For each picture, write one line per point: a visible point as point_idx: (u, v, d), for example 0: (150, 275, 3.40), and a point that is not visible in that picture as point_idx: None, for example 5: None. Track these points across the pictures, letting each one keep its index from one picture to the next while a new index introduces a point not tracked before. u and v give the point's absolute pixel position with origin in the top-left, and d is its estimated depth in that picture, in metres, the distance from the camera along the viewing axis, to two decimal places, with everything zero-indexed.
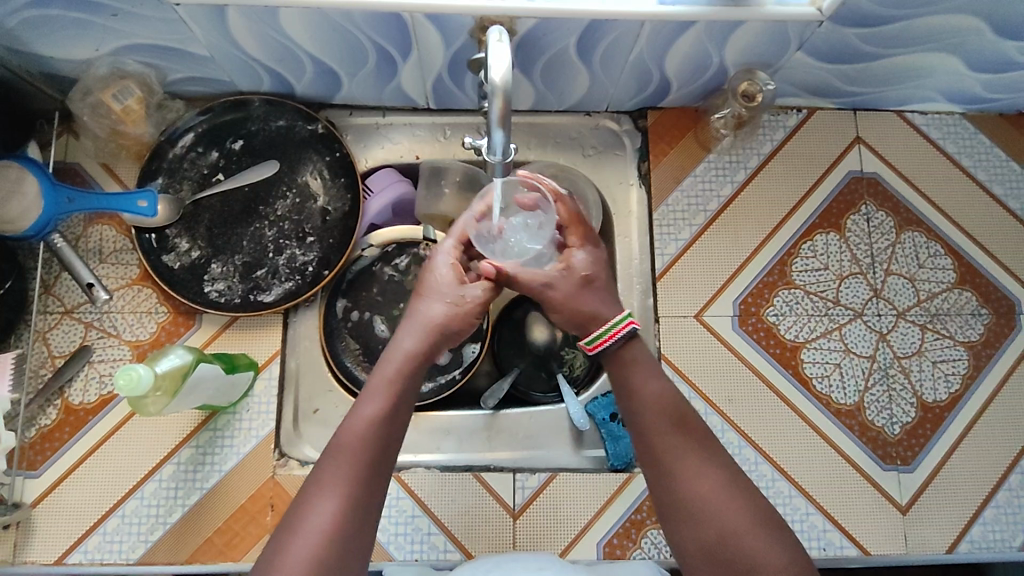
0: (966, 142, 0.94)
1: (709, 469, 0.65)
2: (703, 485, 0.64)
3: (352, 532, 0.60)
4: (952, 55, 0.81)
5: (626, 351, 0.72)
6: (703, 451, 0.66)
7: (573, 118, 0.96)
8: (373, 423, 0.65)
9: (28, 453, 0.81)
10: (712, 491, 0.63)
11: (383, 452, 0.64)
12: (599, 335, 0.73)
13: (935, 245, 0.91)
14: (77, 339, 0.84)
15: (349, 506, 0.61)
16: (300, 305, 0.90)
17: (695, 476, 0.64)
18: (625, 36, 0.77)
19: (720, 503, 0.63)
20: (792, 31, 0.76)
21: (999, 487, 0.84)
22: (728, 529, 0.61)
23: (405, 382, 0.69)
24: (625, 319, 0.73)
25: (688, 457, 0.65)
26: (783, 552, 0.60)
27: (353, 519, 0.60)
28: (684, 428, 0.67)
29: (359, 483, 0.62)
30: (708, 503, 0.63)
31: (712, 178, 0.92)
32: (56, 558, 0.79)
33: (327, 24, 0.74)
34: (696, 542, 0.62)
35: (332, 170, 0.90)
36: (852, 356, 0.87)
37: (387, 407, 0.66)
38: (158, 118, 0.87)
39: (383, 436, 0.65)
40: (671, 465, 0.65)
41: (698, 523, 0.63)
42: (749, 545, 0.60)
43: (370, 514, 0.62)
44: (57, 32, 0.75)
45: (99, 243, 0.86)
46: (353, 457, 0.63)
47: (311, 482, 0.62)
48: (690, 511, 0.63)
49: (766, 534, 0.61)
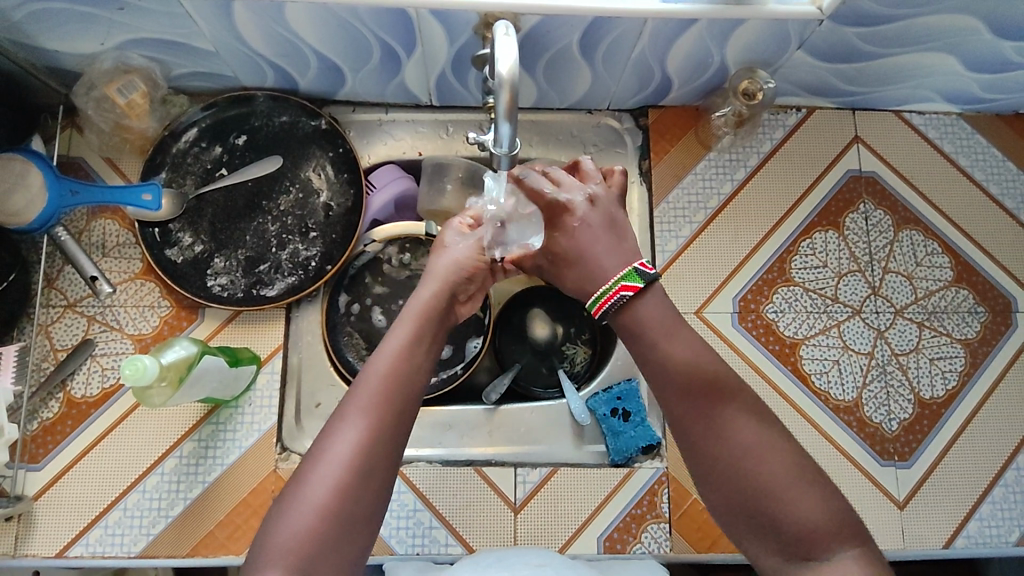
0: (963, 142, 0.95)
1: (740, 424, 0.58)
2: (737, 440, 0.58)
3: (375, 467, 0.58)
4: (949, 55, 0.82)
5: (632, 313, 0.64)
6: (734, 403, 0.59)
7: (574, 115, 0.96)
8: (399, 361, 0.63)
9: (30, 446, 0.81)
10: (744, 447, 0.57)
11: (409, 391, 0.62)
12: (597, 299, 0.65)
13: (933, 244, 0.92)
14: (80, 333, 0.84)
15: (371, 440, 0.58)
16: (302, 300, 0.90)
17: (725, 435, 0.58)
18: (628, 33, 0.77)
19: (751, 461, 0.57)
20: (792, 29, 0.77)
21: (995, 483, 0.85)
22: (762, 486, 0.56)
23: (432, 321, 0.67)
24: (622, 281, 0.64)
25: (716, 410, 0.59)
26: (822, 507, 0.55)
27: (375, 453, 0.58)
28: (710, 384, 0.60)
29: (384, 417, 0.59)
30: (740, 458, 0.57)
31: (712, 176, 0.93)
32: (58, 551, 0.79)
33: (332, 19, 0.74)
34: (726, 501, 0.57)
35: (335, 166, 0.90)
36: (850, 353, 0.88)
37: (412, 346, 0.64)
38: (162, 113, 0.88)
39: (409, 373, 0.62)
40: (701, 423, 0.59)
41: (728, 481, 0.57)
42: (785, 502, 0.55)
43: (395, 452, 0.59)
44: (64, 26, 0.75)
45: (103, 237, 0.87)
46: (374, 393, 0.60)
47: (311, 454, 0.58)
48: (720, 470, 0.57)
49: (804, 488, 0.55)
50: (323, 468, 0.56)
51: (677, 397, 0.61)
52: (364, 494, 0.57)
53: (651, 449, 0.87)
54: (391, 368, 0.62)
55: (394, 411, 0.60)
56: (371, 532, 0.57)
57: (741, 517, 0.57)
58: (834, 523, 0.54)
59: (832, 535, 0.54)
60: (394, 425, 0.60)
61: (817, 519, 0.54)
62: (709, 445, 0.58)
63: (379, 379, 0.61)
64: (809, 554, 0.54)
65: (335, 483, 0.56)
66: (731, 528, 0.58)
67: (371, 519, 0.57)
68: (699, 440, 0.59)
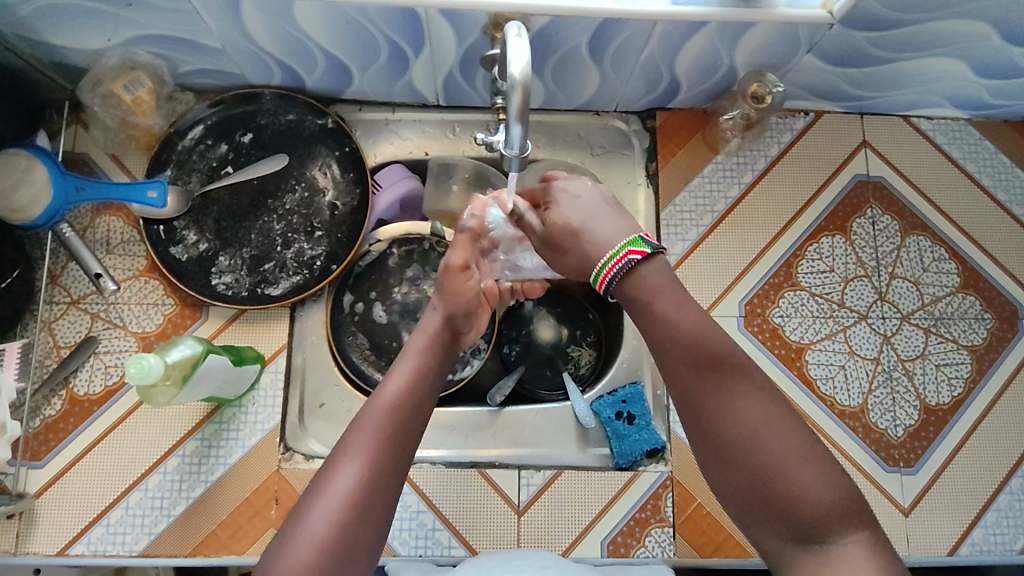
0: (971, 148, 0.95)
1: (747, 400, 0.56)
2: (744, 418, 0.55)
3: (376, 501, 0.58)
4: (959, 60, 0.82)
5: (638, 276, 0.62)
6: (742, 380, 0.57)
7: (582, 117, 0.96)
8: (404, 396, 0.64)
9: (32, 443, 0.81)
10: (751, 426, 0.55)
11: (410, 427, 0.63)
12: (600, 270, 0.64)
13: (940, 249, 0.91)
14: (83, 330, 0.84)
15: (373, 474, 0.59)
16: (307, 299, 0.90)
17: (732, 413, 0.56)
18: (638, 35, 0.77)
19: (759, 441, 0.54)
20: (802, 33, 0.77)
21: (1000, 491, 0.85)
22: (772, 465, 0.53)
23: (433, 358, 0.68)
24: (623, 249, 0.63)
25: (724, 386, 0.57)
26: (833, 489, 0.53)
27: (376, 488, 0.58)
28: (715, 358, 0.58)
29: (386, 451, 0.60)
30: (748, 437, 0.55)
31: (719, 179, 0.92)
32: (59, 548, 0.78)
33: (340, 17, 0.74)
34: (733, 483, 0.55)
35: (341, 165, 0.89)
36: (856, 358, 0.88)
37: (415, 382, 0.65)
38: (169, 110, 0.87)
39: (411, 409, 0.64)
40: (708, 401, 0.57)
41: (736, 461, 0.55)
42: (795, 484, 0.53)
43: (395, 486, 0.60)
44: (71, 21, 0.75)
45: (107, 234, 0.86)
46: (378, 428, 0.61)
47: (318, 481, 0.58)
48: (727, 449, 0.55)
49: (815, 470, 0.53)
50: (328, 500, 0.57)
51: (682, 370, 0.58)
52: (365, 526, 0.57)
53: (656, 453, 0.87)
54: (394, 403, 0.63)
55: (396, 446, 0.61)
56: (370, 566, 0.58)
57: (750, 501, 0.54)
58: (846, 505, 0.52)
59: (845, 517, 0.52)
60: (397, 458, 0.61)
61: (829, 502, 0.52)
62: (717, 422, 0.56)
63: (384, 411, 0.62)
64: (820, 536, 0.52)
65: (337, 515, 0.56)
66: (741, 512, 0.56)
67: (370, 553, 0.57)
68: (705, 416, 0.57)
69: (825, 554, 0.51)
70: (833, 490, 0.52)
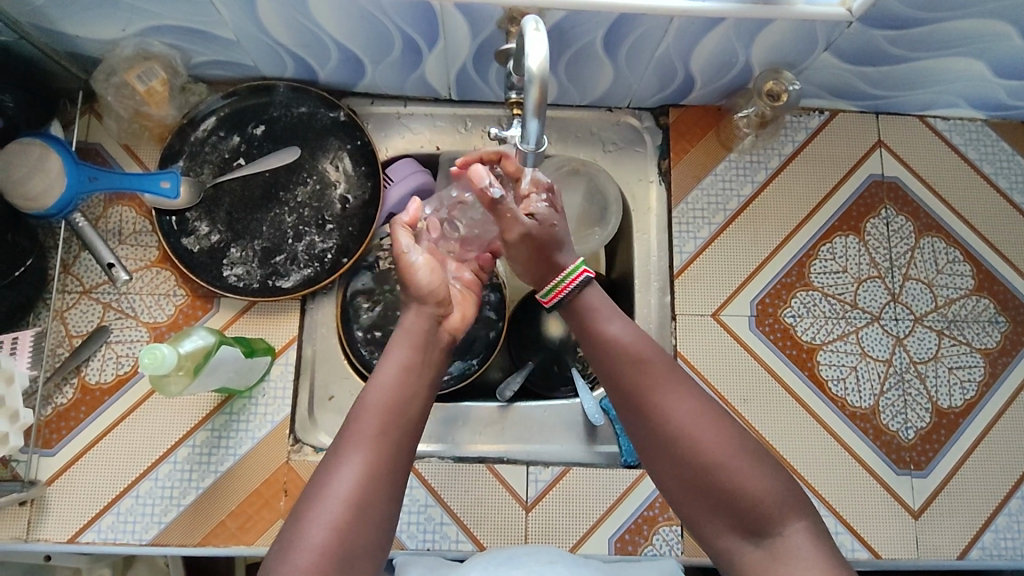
0: (988, 148, 0.94)
1: (687, 400, 0.65)
2: (682, 418, 0.64)
3: (376, 503, 0.61)
4: (978, 60, 0.81)
5: (583, 296, 0.73)
6: (681, 384, 0.67)
7: (594, 113, 0.96)
8: (393, 396, 0.66)
9: (43, 431, 0.81)
10: (692, 424, 0.64)
11: (406, 424, 0.65)
12: (554, 287, 0.73)
13: (954, 251, 0.91)
14: (95, 319, 0.84)
15: (369, 476, 0.61)
16: (317, 292, 0.90)
17: (673, 412, 0.65)
18: (653, 30, 0.76)
19: (700, 438, 0.63)
20: (821, 31, 0.76)
21: (1011, 495, 0.84)
22: (711, 461, 0.62)
23: (426, 353, 0.70)
24: (578, 268, 0.73)
25: (659, 392, 0.66)
26: (769, 479, 0.61)
27: (375, 489, 0.61)
28: (653, 363, 0.68)
29: (383, 451, 0.63)
30: (687, 436, 0.64)
31: (732, 177, 0.92)
32: (70, 536, 0.79)
33: (356, 10, 0.74)
34: (681, 479, 0.64)
35: (354, 158, 0.89)
36: (869, 359, 0.87)
37: (408, 380, 0.68)
38: (182, 101, 0.87)
39: (405, 407, 0.66)
40: (651, 402, 0.66)
41: (680, 458, 0.63)
42: (735, 475, 0.61)
43: (396, 486, 0.63)
44: (87, 11, 0.75)
45: (120, 224, 0.86)
46: (372, 429, 0.64)
47: (311, 488, 0.61)
48: (673, 447, 0.64)
49: (750, 461, 0.62)
50: (327, 503, 0.59)
51: (622, 375, 0.68)
52: (364, 528, 0.59)
53: None
54: (384, 403, 0.65)
55: (393, 445, 0.64)
56: (375, 566, 0.60)
57: (696, 493, 0.63)
58: (782, 498, 0.61)
59: (783, 505, 0.60)
60: (392, 458, 0.63)
61: (766, 491, 0.61)
62: (660, 422, 0.65)
63: (374, 413, 0.65)
64: (760, 527, 0.60)
65: (336, 519, 0.59)
66: (689, 508, 0.64)
67: (373, 553, 0.60)
68: (648, 415, 0.66)
69: (768, 543, 0.59)
70: (771, 482, 0.61)
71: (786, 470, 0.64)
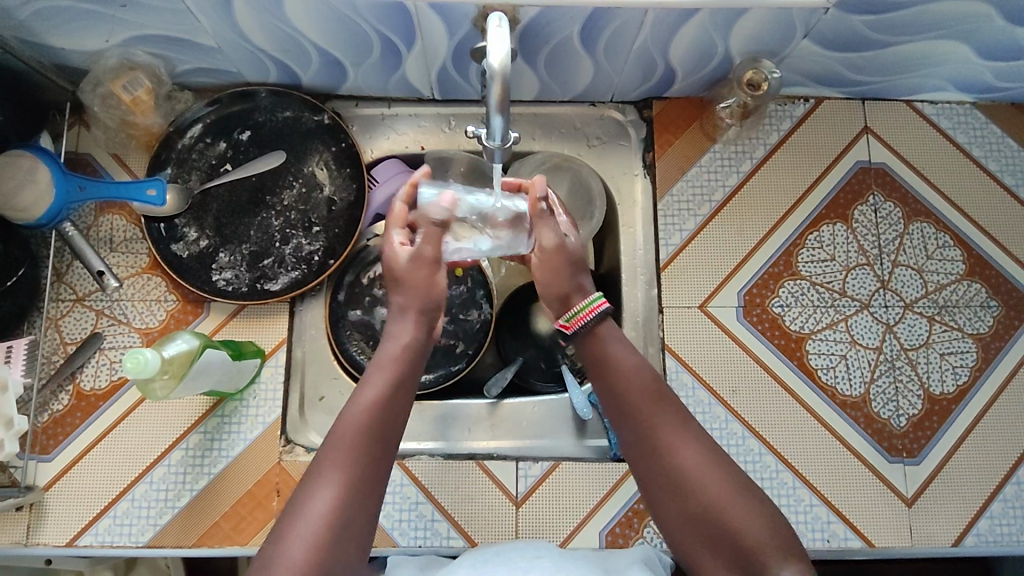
0: (977, 132, 0.93)
1: (696, 440, 0.67)
2: (687, 456, 0.66)
3: (353, 519, 0.61)
4: (961, 42, 0.80)
5: (599, 330, 0.75)
6: (688, 425, 0.69)
7: (577, 108, 0.96)
8: (373, 413, 0.67)
9: (41, 437, 0.83)
10: (701, 459, 0.66)
11: (382, 438, 0.66)
12: (575, 313, 0.76)
13: (944, 237, 0.90)
14: (88, 326, 0.85)
15: (347, 496, 0.62)
16: (306, 295, 0.91)
17: (682, 449, 0.66)
18: (630, 24, 0.76)
19: (705, 473, 0.65)
20: (798, 17, 0.76)
21: (1007, 481, 0.83)
22: (717, 499, 0.63)
23: (406, 368, 0.71)
24: (596, 301, 0.76)
25: (666, 432, 0.68)
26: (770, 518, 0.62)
27: (354, 504, 0.62)
28: (666, 405, 0.70)
29: (362, 467, 0.64)
30: (693, 472, 0.65)
31: (717, 168, 0.91)
32: (68, 540, 0.80)
33: (332, 13, 0.75)
34: (686, 517, 0.64)
35: (338, 161, 0.90)
36: (859, 348, 0.86)
37: (387, 397, 0.68)
38: (168, 109, 0.89)
39: (383, 422, 0.67)
40: (661, 440, 0.67)
41: (689, 493, 0.64)
42: (736, 509, 0.62)
43: (372, 502, 0.64)
44: (69, 23, 0.76)
45: (110, 232, 0.88)
46: (349, 445, 0.64)
47: (292, 504, 0.62)
48: (679, 483, 0.65)
49: (753, 501, 0.63)
50: (304, 521, 0.60)
51: (636, 411, 0.70)
52: (340, 548, 0.60)
53: None
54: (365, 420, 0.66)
55: (369, 460, 0.64)
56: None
57: (700, 534, 0.63)
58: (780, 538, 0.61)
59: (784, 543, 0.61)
60: (369, 475, 0.64)
61: (765, 531, 0.61)
62: (668, 459, 0.66)
63: (355, 430, 0.65)
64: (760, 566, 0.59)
65: (314, 535, 0.59)
66: (688, 544, 0.64)
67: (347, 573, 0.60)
68: (656, 451, 0.67)
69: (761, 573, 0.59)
70: (769, 522, 0.62)
71: (784, 515, 0.64)
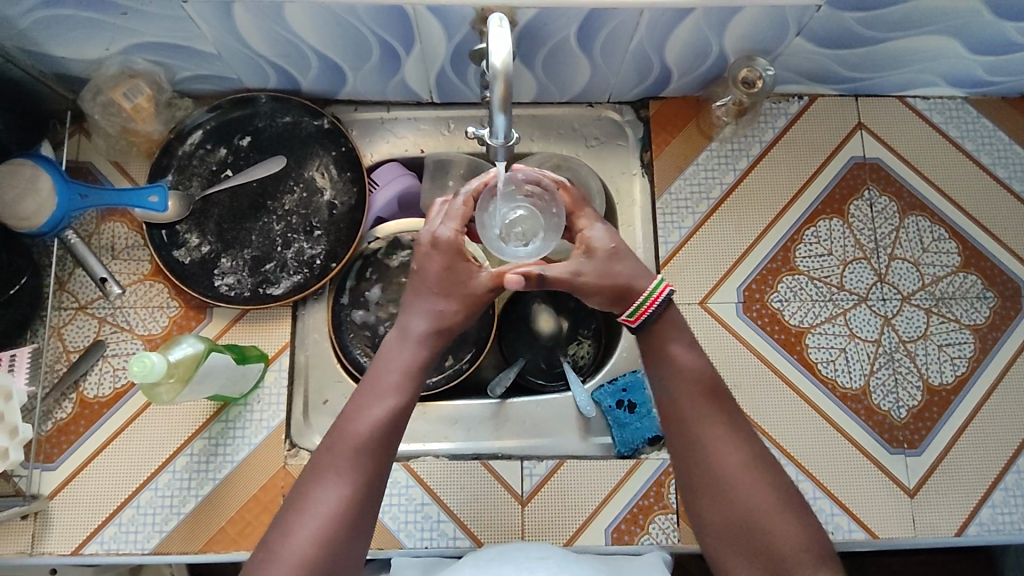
0: (969, 126, 0.94)
1: (739, 444, 0.67)
2: (726, 459, 0.66)
3: (353, 526, 0.63)
4: (952, 38, 0.82)
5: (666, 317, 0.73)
6: (735, 427, 0.68)
7: (575, 109, 0.97)
8: (380, 421, 0.67)
9: (45, 446, 0.82)
10: (740, 465, 0.66)
11: (388, 443, 0.67)
12: (639, 307, 0.72)
13: (939, 229, 0.91)
14: (91, 334, 0.86)
15: (348, 500, 0.63)
16: (308, 298, 0.92)
17: (723, 451, 0.66)
18: (625, 24, 0.77)
19: (743, 479, 0.65)
20: (791, 15, 0.77)
21: (1007, 470, 0.84)
22: (752, 507, 0.64)
23: (417, 378, 0.71)
24: (659, 286, 0.72)
25: (708, 431, 0.67)
26: (806, 534, 0.63)
27: (357, 514, 0.63)
28: (715, 404, 0.69)
29: (366, 477, 0.64)
30: (731, 475, 0.65)
31: (714, 166, 0.92)
32: (74, 548, 0.80)
33: (333, 19, 0.75)
34: (717, 517, 0.65)
35: (339, 165, 0.91)
36: (858, 340, 0.87)
37: (400, 404, 0.68)
38: (168, 116, 0.89)
39: (393, 432, 0.67)
40: (702, 438, 0.67)
41: (725, 496, 0.65)
42: (774, 524, 0.63)
43: (372, 505, 0.65)
44: (69, 33, 0.77)
45: (112, 240, 0.88)
46: (355, 450, 0.65)
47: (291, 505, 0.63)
48: (714, 483, 0.66)
49: (790, 514, 0.64)
50: (304, 525, 0.61)
51: (683, 405, 0.69)
52: (338, 554, 0.61)
53: (657, 441, 0.88)
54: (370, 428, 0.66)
55: (373, 467, 0.65)
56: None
57: (729, 535, 0.64)
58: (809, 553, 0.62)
59: (817, 563, 0.61)
60: (371, 481, 0.65)
61: (796, 545, 0.62)
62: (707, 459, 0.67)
63: (359, 438, 0.65)
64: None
65: (314, 539, 0.61)
66: (715, 546, 0.66)
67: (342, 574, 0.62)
68: (695, 448, 0.67)
69: None
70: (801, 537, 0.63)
71: (822, 532, 0.64)
